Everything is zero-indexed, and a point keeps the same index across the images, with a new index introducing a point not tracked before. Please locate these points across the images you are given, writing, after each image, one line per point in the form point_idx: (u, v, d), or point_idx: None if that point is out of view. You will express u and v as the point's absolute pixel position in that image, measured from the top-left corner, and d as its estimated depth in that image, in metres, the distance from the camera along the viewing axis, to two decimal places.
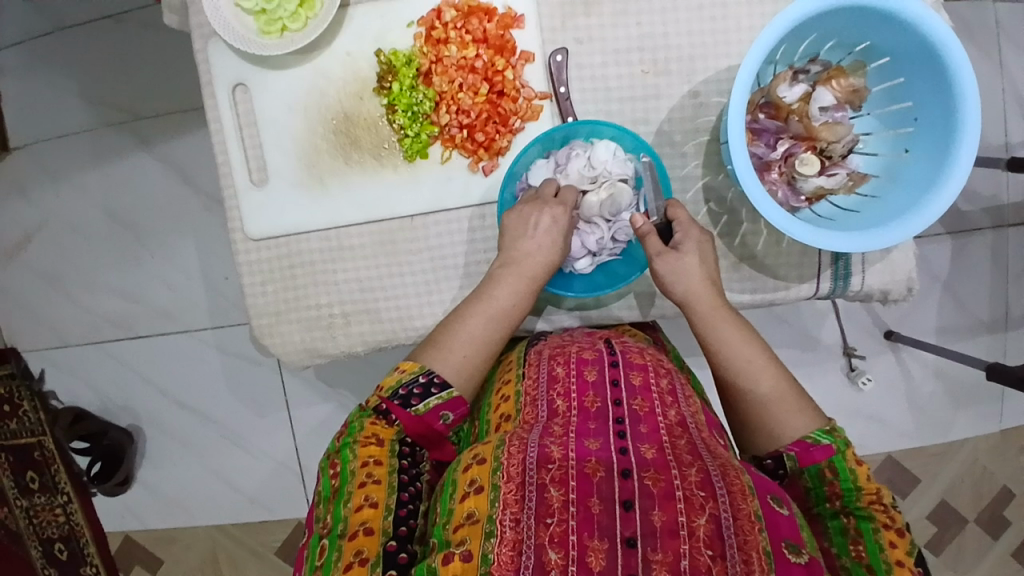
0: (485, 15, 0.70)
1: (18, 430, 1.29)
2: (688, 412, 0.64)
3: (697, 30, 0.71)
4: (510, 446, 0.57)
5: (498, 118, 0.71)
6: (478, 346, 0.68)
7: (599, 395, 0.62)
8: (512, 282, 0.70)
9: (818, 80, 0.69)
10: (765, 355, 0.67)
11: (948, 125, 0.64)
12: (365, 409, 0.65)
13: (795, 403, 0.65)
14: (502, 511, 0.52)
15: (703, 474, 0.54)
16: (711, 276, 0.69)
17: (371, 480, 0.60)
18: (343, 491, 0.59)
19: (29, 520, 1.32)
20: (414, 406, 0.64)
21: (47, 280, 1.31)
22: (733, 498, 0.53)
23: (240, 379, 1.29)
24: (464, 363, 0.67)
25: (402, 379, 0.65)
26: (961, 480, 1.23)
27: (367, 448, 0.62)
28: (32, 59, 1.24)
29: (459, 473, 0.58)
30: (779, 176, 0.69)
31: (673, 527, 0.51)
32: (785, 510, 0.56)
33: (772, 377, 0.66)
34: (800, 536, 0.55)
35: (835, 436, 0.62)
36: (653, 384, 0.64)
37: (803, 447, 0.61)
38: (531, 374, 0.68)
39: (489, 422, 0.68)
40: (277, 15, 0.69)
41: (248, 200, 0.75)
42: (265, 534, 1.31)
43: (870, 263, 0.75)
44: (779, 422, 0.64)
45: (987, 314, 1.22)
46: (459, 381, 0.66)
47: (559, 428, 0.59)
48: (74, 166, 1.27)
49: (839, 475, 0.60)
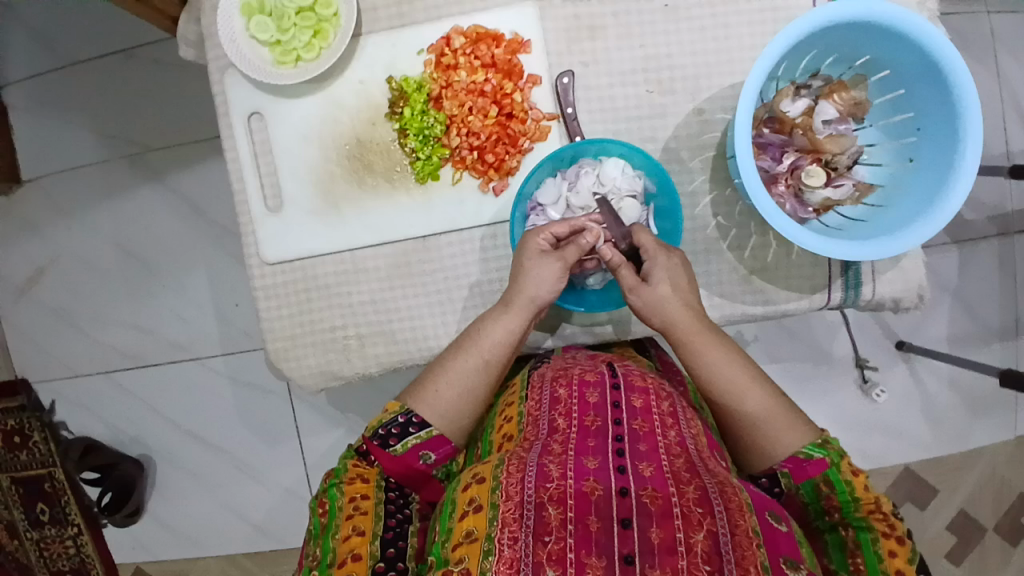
0: (493, 40, 0.72)
1: (29, 463, 1.29)
2: (688, 433, 0.62)
3: (700, 49, 0.73)
4: (509, 465, 0.57)
5: (508, 139, 0.73)
6: (458, 385, 0.68)
7: (599, 415, 0.61)
8: (501, 319, 0.69)
9: (819, 95, 0.71)
10: (748, 372, 0.67)
11: (952, 134, 0.65)
12: (349, 451, 0.67)
13: (782, 420, 0.65)
14: (499, 530, 0.52)
15: (701, 490, 0.54)
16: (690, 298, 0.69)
17: (359, 512, 0.62)
18: (332, 525, 0.61)
19: (40, 553, 1.31)
20: (393, 447, 0.66)
21: (60, 311, 1.32)
22: (730, 514, 0.53)
23: (251, 405, 1.30)
24: (443, 401, 0.67)
25: (382, 419, 0.67)
26: (981, 491, 1.21)
27: (354, 485, 0.64)
28: (47, 96, 1.27)
29: (459, 492, 0.59)
30: (786, 188, 0.70)
31: (671, 543, 0.51)
32: (783, 526, 0.56)
33: (756, 394, 0.66)
34: (798, 551, 0.55)
35: (829, 448, 0.62)
36: (654, 406, 0.63)
37: (796, 463, 0.62)
38: (533, 395, 0.67)
39: (492, 441, 0.68)
40: (291, 46, 0.71)
41: (264, 226, 0.76)
42: (277, 563, 1.29)
43: (880, 272, 0.76)
44: (769, 440, 0.64)
45: (998, 322, 1.22)
46: (442, 418, 0.67)
47: (558, 446, 0.58)
48: (88, 198, 1.29)
49: (835, 488, 0.60)
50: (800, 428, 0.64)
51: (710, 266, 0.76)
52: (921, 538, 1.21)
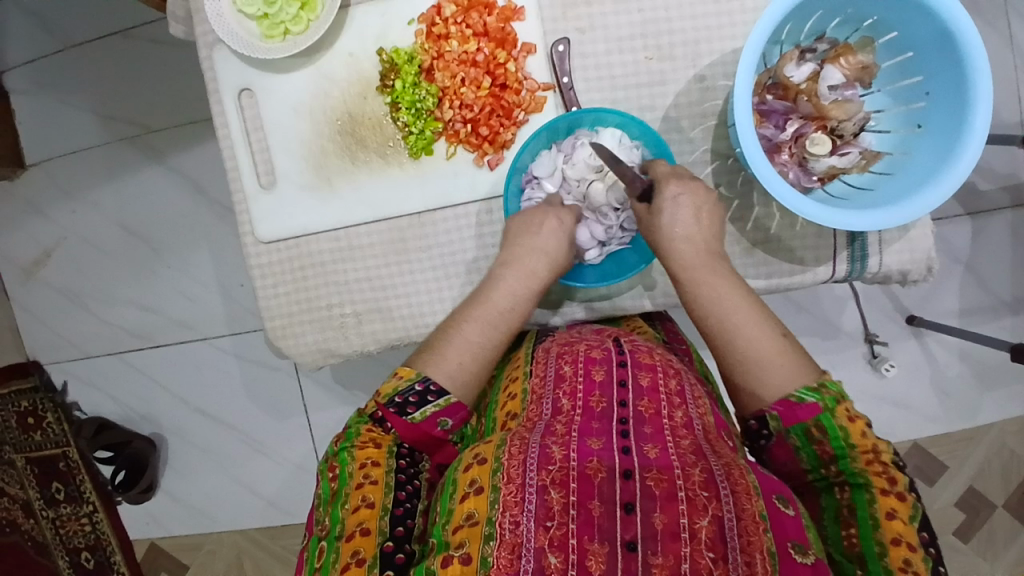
0: (484, 8, 0.70)
1: (43, 442, 1.32)
2: (695, 414, 0.62)
3: (701, 12, 0.70)
4: (511, 446, 0.56)
5: (502, 111, 0.71)
6: (475, 352, 0.68)
7: (605, 396, 0.61)
8: (514, 284, 0.70)
9: (825, 58, 0.68)
10: (753, 311, 0.65)
11: (962, 98, 0.62)
12: (362, 415, 0.67)
13: (779, 361, 0.63)
14: (501, 513, 0.52)
15: (707, 473, 0.54)
16: (697, 233, 0.67)
17: (368, 481, 0.61)
18: (341, 493, 0.61)
19: (56, 530, 1.35)
20: (410, 414, 0.64)
21: (67, 294, 1.33)
22: (737, 498, 0.53)
23: (258, 384, 1.31)
24: (464, 370, 0.67)
25: (398, 387, 0.65)
26: (989, 465, 1.20)
27: (365, 451, 0.64)
28: (44, 77, 1.26)
29: (459, 473, 0.58)
30: (789, 157, 0.68)
31: (674, 529, 0.51)
32: (791, 510, 0.55)
33: (757, 333, 0.64)
34: (806, 536, 0.54)
35: (823, 393, 0.60)
36: (661, 385, 0.62)
37: (787, 406, 0.60)
38: (539, 371, 0.67)
39: (496, 419, 0.67)
40: (279, 18, 0.69)
41: (258, 203, 0.76)
42: (288, 538, 1.32)
43: (888, 243, 0.74)
44: (762, 380, 0.63)
45: (1011, 294, 1.19)
46: (461, 386, 0.67)
47: (561, 427, 0.58)
48: (89, 181, 1.29)
49: (828, 433, 0.59)
50: (797, 369, 0.63)
51: None
52: (928, 511, 1.21)
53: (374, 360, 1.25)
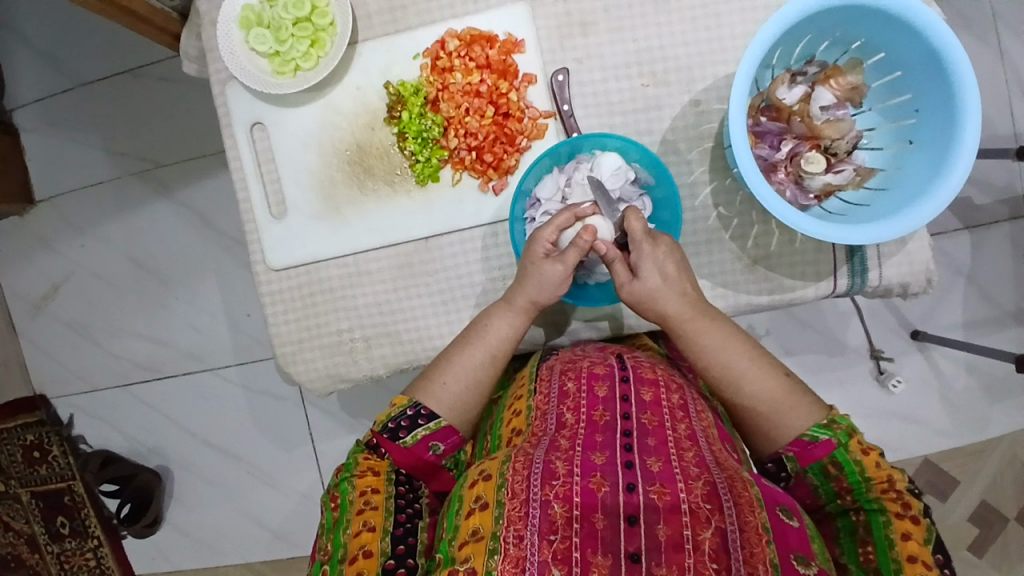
0: (487, 41, 0.72)
1: (48, 476, 1.31)
2: (698, 427, 0.63)
3: (693, 40, 0.73)
4: (516, 462, 0.57)
5: (505, 138, 0.73)
6: (465, 378, 0.70)
7: (608, 409, 0.61)
8: (501, 320, 0.72)
9: (816, 80, 0.71)
10: (747, 357, 0.68)
11: (950, 114, 0.65)
12: (359, 444, 0.68)
13: (785, 402, 0.66)
14: (504, 528, 0.53)
15: (710, 486, 0.55)
16: (685, 287, 0.68)
17: (369, 507, 0.62)
18: (343, 520, 0.62)
19: (61, 566, 1.34)
20: (402, 438, 0.67)
21: (75, 327, 1.35)
22: (740, 510, 0.53)
23: (265, 414, 1.31)
24: (451, 394, 0.70)
25: (391, 413, 0.68)
26: (1002, 479, 1.19)
27: (365, 479, 0.65)
28: (56, 117, 1.30)
29: (466, 489, 0.59)
30: (785, 175, 0.70)
31: (677, 540, 0.51)
32: (794, 522, 0.56)
33: (757, 379, 0.67)
34: (809, 547, 0.55)
35: (834, 429, 0.63)
36: (664, 399, 0.63)
37: (802, 446, 0.63)
38: (542, 389, 0.67)
39: (501, 436, 0.68)
40: (290, 56, 0.72)
41: (269, 233, 0.78)
42: (295, 570, 1.30)
43: (886, 256, 0.75)
44: (773, 425, 0.66)
45: (1012, 306, 1.20)
46: (450, 409, 0.70)
47: (565, 442, 0.58)
48: (99, 216, 1.31)
49: (844, 469, 0.62)
50: (805, 409, 0.66)
51: (713, 257, 0.76)
52: (940, 528, 1.20)
53: (382, 385, 1.26)
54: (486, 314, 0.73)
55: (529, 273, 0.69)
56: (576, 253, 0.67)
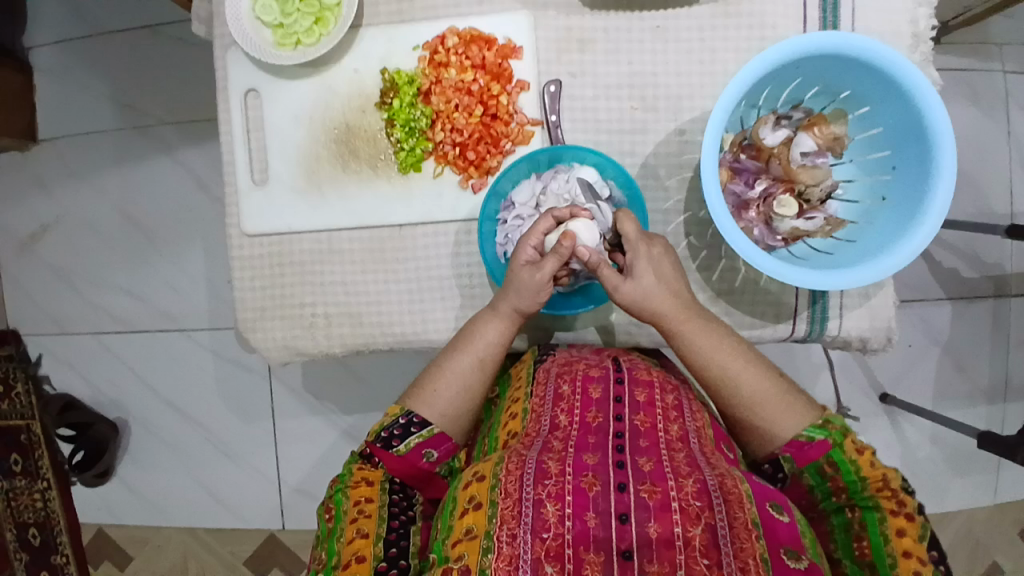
0: (486, 43, 0.74)
1: (8, 413, 1.31)
2: (692, 427, 0.64)
3: (686, 70, 0.75)
4: (508, 463, 0.58)
5: (490, 139, 0.74)
6: (456, 386, 0.70)
7: (601, 411, 0.62)
8: (491, 328, 0.72)
9: (800, 126, 0.71)
10: (743, 358, 0.68)
11: (924, 174, 0.65)
12: (353, 455, 0.69)
13: (782, 403, 0.66)
14: (498, 527, 0.53)
15: (700, 483, 0.55)
16: (677, 288, 0.69)
17: (362, 515, 0.63)
18: (337, 528, 0.63)
19: (8, 503, 1.32)
20: (395, 447, 0.67)
21: (56, 269, 1.35)
22: (729, 506, 0.54)
23: (231, 382, 1.31)
24: (442, 401, 0.69)
25: (384, 423, 0.68)
26: (950, 552, 1.20)
27: (358, 489, 0.65)
28: (69, 60, 1.31)
29: (460, 490, 0.60)
30: (756, 214, 0.71)
31: (668, 537, 0.52)
32: (785, 517, 0.56)
33: (754, 379, 0.67)
34: (800, 542, 0.55)
35: (830, 429, 0.64)
36: (657, 400, 0.64)
37: (797, 447, 0.64)
38: (538, 392, 0.67)
39: (497, 439, 0.67)
40: (292, 29, 0.74)
41: (247, 199, 0.79)
42: (239, 542, 1.31)
43: (848, 308, 0.76)
44: (769, 425, 0.66)
45: (985, 382, 1.21)
46: (442, 417, 0.69)
47: (558, 443, 0.59)
48: (97, 164, 1.33)
49: (839, 468, 0.63)
50: (801, 407, 0.66)
51: None
52: None
53: (352, 372, 1.27)
54: (477, 322, 0.73)
55: (513, 280, 0.69)
56: (557, 258, 0.67)
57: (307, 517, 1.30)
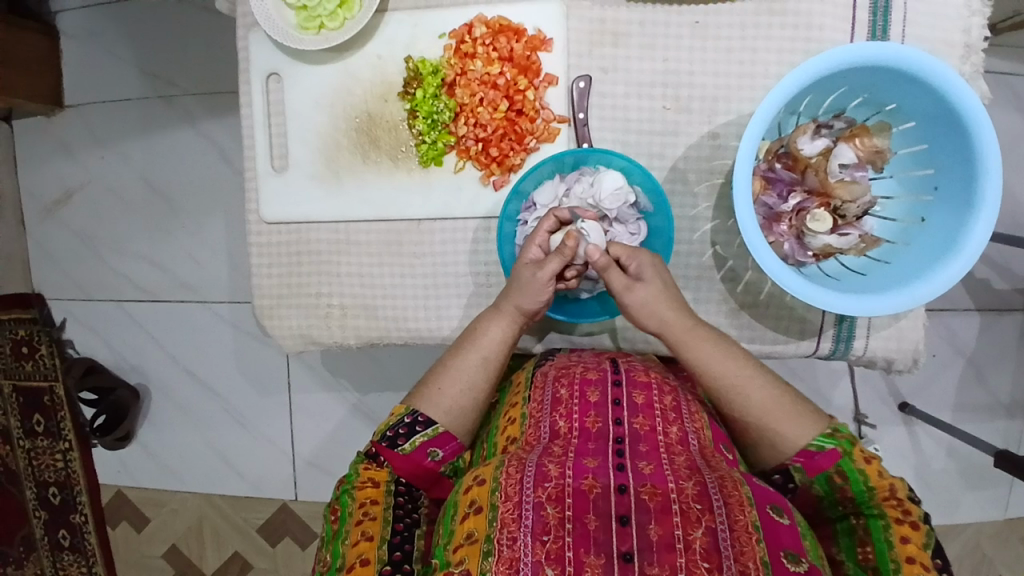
0: (514, 34, 0.71)
1: (32, 373, 1.33)
2: (691, 430, 0.62)
3: (724, 72, 0.71)
4: (509, 466, 0.57)
5: (514, 135, 0.72)
6: (460, 383, 0.69)
7: (600, 415, 0.61)
8: (494, 326, 0.70)
9: (840, 136, 0.68)
10: (747, 368, 0.66)
11: (969, 195, 0.62)
12: (360, 454, 0.68)
13: (789, 412, 0.64)
14: (498, 530, 0.52)
15: (701, 486, 0.54)
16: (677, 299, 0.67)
17: (367, 518, 0.62)
18: (342, 531, 0.62)
19: (30, 462, 1.36)
20: (400, 446, 0.66)
21: (82, 235, 1.37)
22: (730, 509, 0.53)
23: (247, 356, 1.33)
24: (447, 399, 0.68)
25: (389, 422, 0.67)
26: (958, 565, 1.18)
27: (364, 491, 0.65)
28: (95, 26, 1.30)
29: (460, 495, 0.59)
30: (788, 228, 0.68)
31: (669, 540, 0.50)
32: (785, 519, 0.55)
33: (760, 389, 0.65)
34: (800, 545, 0.54)
35: (838, 438, 0.63)
36: (656, 401, 0.63)
37: (808, 457, 0.62)
38: (535, 396, 0.67)
39: (497, 444, 0.67)
40: (316, 13, 0.71)
41: (266, 184, 0.78)
42: (251, 510, 1.35)
43: (876, 327, 0.74)
44: (779, 435, 0.64)
45: (1009, 398, 1.17)
46: (447, 415, 0.68)
47: (559, 448, 0.58)
48: (122, 131, 1.32)
49: (848, 479, 0.61)
50: (810, 417, 0.64)
51: (698, 293, 0.74)
52: None
53: (363, 353, 1.27)
54: (480, 320, 0.72)
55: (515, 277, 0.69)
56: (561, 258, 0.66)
57: (316, 489, 1.33)
